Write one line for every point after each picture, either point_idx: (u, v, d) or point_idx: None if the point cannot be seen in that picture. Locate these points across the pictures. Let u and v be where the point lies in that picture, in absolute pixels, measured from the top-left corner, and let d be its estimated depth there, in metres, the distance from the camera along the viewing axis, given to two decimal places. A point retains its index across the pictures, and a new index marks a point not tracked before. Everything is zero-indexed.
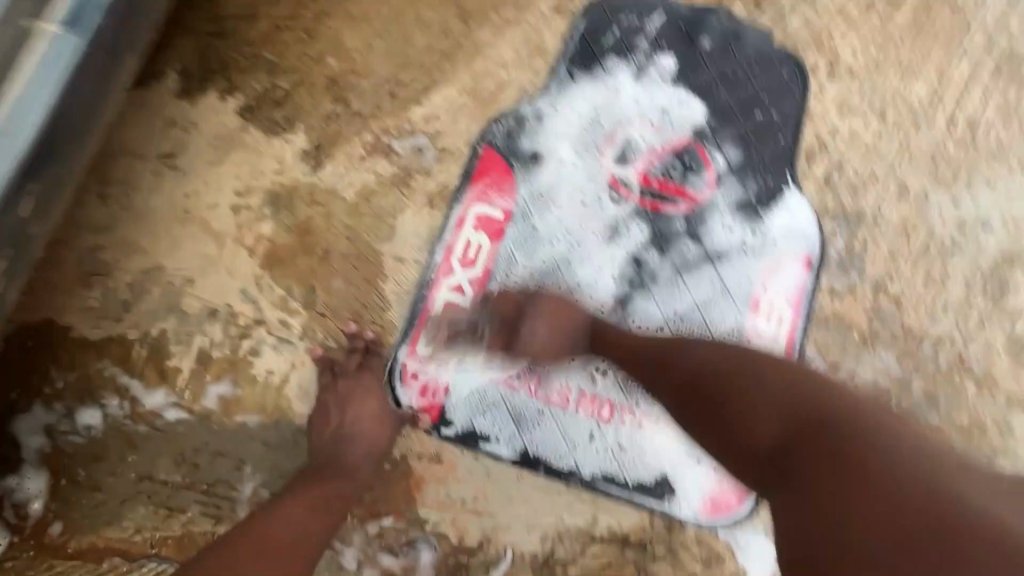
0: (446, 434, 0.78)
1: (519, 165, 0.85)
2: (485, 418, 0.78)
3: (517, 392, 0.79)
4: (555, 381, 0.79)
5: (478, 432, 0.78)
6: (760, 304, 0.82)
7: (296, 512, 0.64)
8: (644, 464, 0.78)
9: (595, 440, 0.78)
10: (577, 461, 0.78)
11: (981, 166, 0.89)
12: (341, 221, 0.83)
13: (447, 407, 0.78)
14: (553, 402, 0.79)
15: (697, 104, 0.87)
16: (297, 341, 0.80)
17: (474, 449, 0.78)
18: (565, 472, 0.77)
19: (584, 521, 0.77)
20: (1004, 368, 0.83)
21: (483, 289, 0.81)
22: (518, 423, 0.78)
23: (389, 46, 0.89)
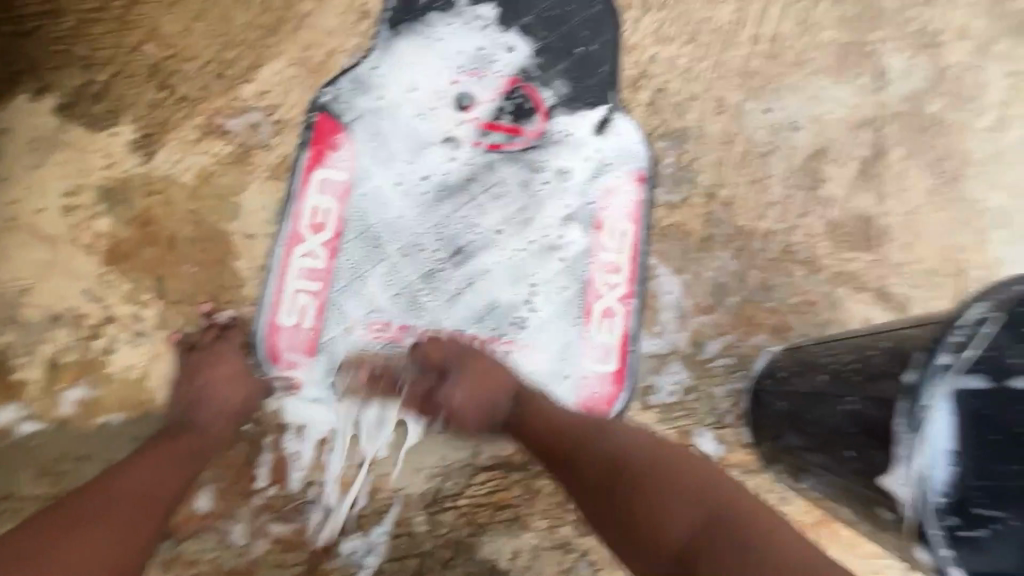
0: (323, 394, 0.79)
1: (355, 125, 0.86)
2: (358, 372, 0.80)
3: (388, 342, 0.81)
4: (424, 325, 0.82)
5: (352, 388, 0.80)
6: (603, 222, 0.88)
7: (142, 476, 0.64)
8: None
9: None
10: None
11: (785, 76, 0.98)
12: (182, 206, 0.82)
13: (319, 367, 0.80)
14: (424, 344, 0.81)
15: (520, 47, 0.92)
16: (153, 332, 0.79)
17: (353, 404, 0.80)
18: None
19: (467, 454, 0.80)
20: (824, 250, 0.92)
21: (336, 249, 0.82)
22: (393, 371, 0.80)
23: (208, 26, 0.88)
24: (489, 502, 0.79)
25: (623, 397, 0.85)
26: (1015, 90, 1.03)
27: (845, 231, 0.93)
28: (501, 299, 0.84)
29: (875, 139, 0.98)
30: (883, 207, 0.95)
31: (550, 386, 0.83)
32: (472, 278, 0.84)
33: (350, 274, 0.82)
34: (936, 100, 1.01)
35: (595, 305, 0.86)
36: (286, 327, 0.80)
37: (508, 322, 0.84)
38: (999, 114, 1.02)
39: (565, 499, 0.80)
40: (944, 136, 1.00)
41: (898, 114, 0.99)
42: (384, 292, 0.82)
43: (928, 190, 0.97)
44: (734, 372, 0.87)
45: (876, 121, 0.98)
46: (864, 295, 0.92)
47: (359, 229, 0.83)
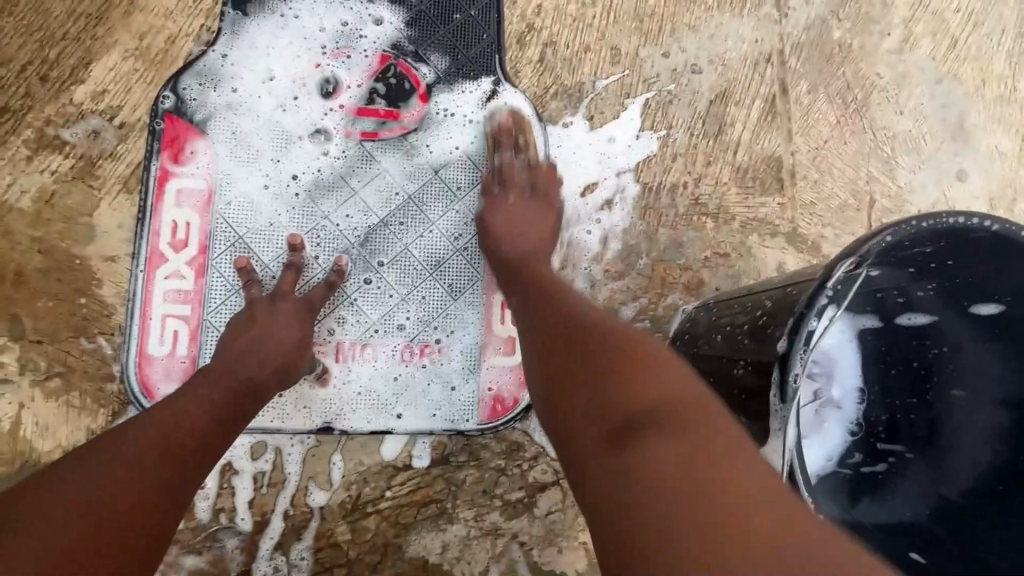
0: None
1: (209, 125, 0.78)
2: None
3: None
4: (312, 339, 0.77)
5: None
6: None
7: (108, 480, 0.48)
8: (420, 391, 0.79)
9: (368, 385, 0.78)
10: (353, 408, 0.78)
11: (682, 13, 0.92)
12: (25, 235, 0.73)
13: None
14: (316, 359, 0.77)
15: (389, 19, 0.83)
16: (17, 378, 0.72)
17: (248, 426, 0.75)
18: (348, 420, 0.77)
19: (383, 457, 0.78)
20: (734, 198, 0.89)
21: (204, 266, 0.76)
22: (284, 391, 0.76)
23: (19, 21, 0.76)
24: (411, 501, 0.77)
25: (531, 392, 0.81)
26: (921, 5, 0.99)
27: (753, 176, 0.90)
28: (394, 303, 0.80)
29: (779, 74, 0.93)
30: (791, 145, 0.92)
31: (454, 387, 0.80)
32: (358, 282, 0.79)
33: (222, 292, 0.76)
34: (841, 25, 0.96)
35: (495, 297, 0.82)
36: (158, 357, 0.74)
37: (403, 327, 0.79)
38: (905, 34, 0.98)
39: (489, 487, 0.79)
40: (850, 62, 0.96)
41: (802, 43, 0.95)
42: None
43: (835, 122, 0.94)
44: (650, 336, 0.85)
45: (779, 54, 0.94)
46: (776, 240, 0.90)
47: (227, 243, 0.77)
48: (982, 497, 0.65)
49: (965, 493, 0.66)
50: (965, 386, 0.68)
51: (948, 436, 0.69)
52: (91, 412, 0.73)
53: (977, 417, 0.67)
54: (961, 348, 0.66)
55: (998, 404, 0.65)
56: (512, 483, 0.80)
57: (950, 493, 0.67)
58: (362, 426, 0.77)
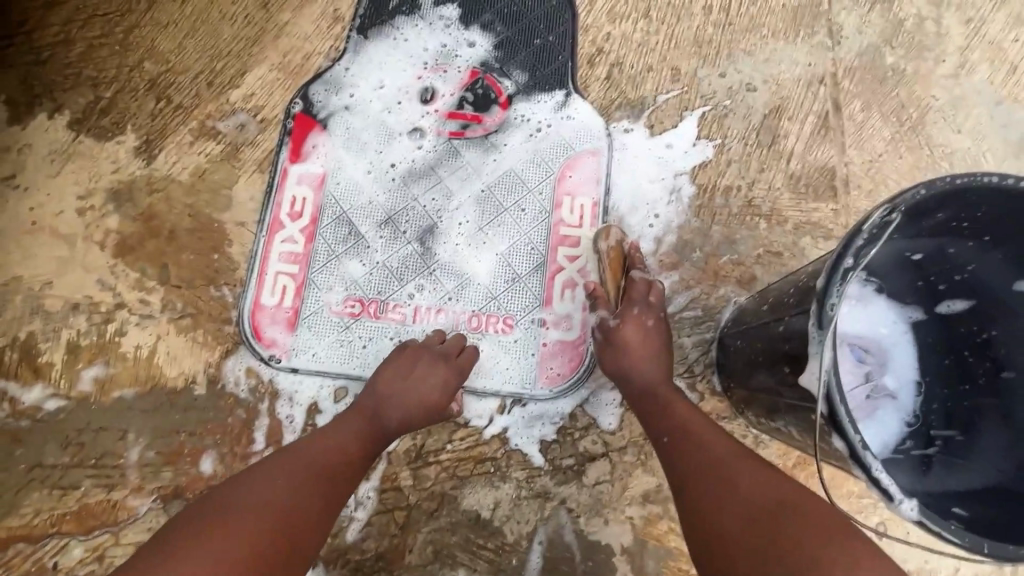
0: (299, 368, 0.86)
1: (327, 122, 0.95)
2: (338, 347, 0.87)
3: (360, 318, 0.88)
4: (394, 302, 0.89)
5: (324, 364, 0.86)
6: (563, 199, 0.93)
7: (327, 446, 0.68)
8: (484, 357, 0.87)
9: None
10: None
11: (738, 41, 1.02)
12: (181, 201, 0.91)
13: (299, 343, 0.87)
14: (395, 319, 0.88)
15: (480, 43, 0.98)
16: (158, 314, 0.87)
17: (332, 375, 0.86)
18: None
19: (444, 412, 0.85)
20: (787, 202, 0.95)
21: (313, 234, 0.90)
22: (370, 344, 0.87)
23: (199, 42, 0.97)
24: (469, 456, 0.84)
25: (586, 364, 0.87)
26: (976, 34, 1.04)
27: (806, 183, 0.96)
28: (467, 275, 0.90)
29: (832, 93, 1.00)
30: (844, 156, 0.97)
31: (516, 358, 0.87)
32: (439, 255, 0.90)
33: (326, 258, 0.89)
34: (893, 52, 1.03)
35: (557, 278, 0.90)
36: (269, 304, 0.88)
37: (474, 297, 0.89)
38: (961, 60, 1.03)
39: (541, 451, 0.84)
40: (904, 85, 1.01)
41: (855, 67, 1.02)
42: (363, 273, 0.89)
43: (890, 138, 0.99)
44: (702, 324, 0.90)
45: (833, 76, 1.01)
46: (829, 243, 0.93)
47: (333, 216, 0.91)
48: None
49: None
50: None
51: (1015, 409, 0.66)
52: (211, 347, 0.86)
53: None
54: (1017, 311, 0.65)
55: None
56: (562, 450, 0.84)
57: None
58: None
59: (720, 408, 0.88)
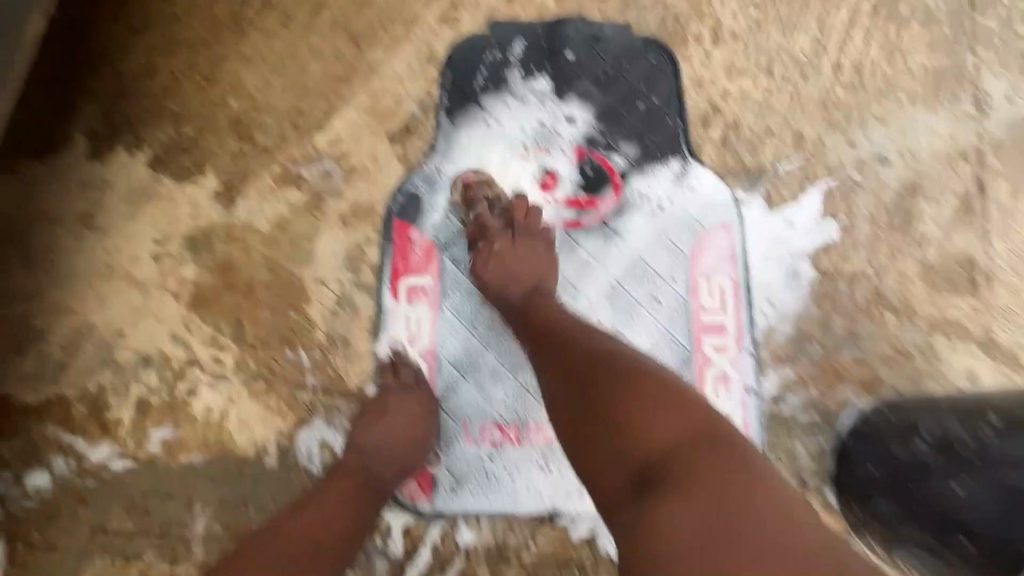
0: (442, 507, 0.78)
1: (427, 224, 0.87)
2: (479, 476, 0.79)
3: (501, 447, 0.80)
4: (535, 421, 0.80)
5: (468, 497, 0.78)
6: (700, 286, 0.85)
7: (317, 513, 0.70)
8: None
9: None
10: (569, 488, 0.78)
11: (871, 106, 0.92)
12: (259, 253, 0.86)
13: (440, 489, 0.79)
14: (539, 443, 0.79)
15: (581, 112, 0.90)
16: (231, 374, 0.82)
17: (473, 504, 0.78)
18: (562, 500, 0.78)
19: (544, 516, 0.77)
20: (921, 296, 0.84)
21: (435, 347, 0.83)
22: (516, 475, 0.79)
23: (286, 79, 0.91)
24: (554, 560, 0.76)
25: None
26: None
27: (944, 274, 0.85)
28: None
29: (976, 172, 0.89)
30: (988, 247, 0.86)
31: None
32: None
33: (451, 367, 0.82)
34: None
35: (707, 372, 0.82)
36: (401, 499, 0.78)
37: None
38: None
39: None
40: None
41: (1003, 143, 0.90)
42: (491, 395, 0.81)
43: None
44: (817, 429, 0.81)
45: (977, 151, 0.90)
46: (968, 346, 0.83)
47: (455, 324, 0.84)
48: None
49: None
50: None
51: None
52: (284, 415, 0.81)
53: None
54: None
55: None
56: None
57: None
58: (579, 501, 0.78)
59: (835, 527, 0.78)
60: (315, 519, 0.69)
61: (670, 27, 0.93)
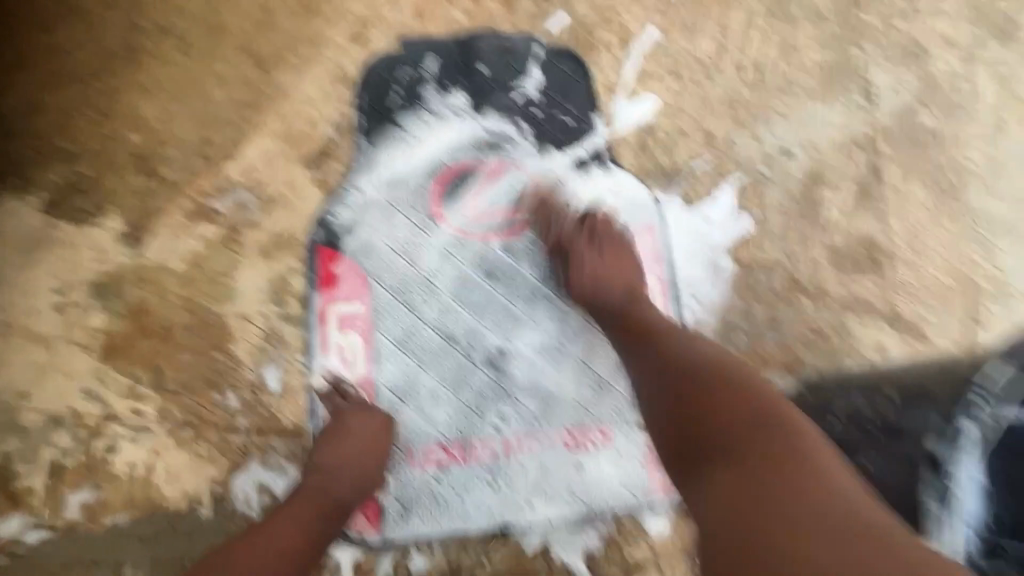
0: (391, 536, 0.77)
1: (352, 249, 0.85)
2: (427, 499, 0.78)
3: (447, 467, 0.79)
4: (480, 438, 0.80)
5: (418, 522, 0.77)
6: None
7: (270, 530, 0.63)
8: (581, 482, 0.80)
9: (538, 475, 0.80)
10: (518, 501, 0.79)
11: (772, 102, 0.97)
12: (175, 294, 0.81)
13: (388, 518, 0.77)
14: (485, 458, 0.80)
15: (501, 125, 0.91)
16: (155, 426, 0.78)
17: (423, 528, 0.77)
18: (512, 514, 0.78)
19: (495, 532, 0.78)
20: (831, 278, 0.90)
21: (371, 373, 0.81)
22: (465, 494, 0.79)
23: (190, 108, 0.87)
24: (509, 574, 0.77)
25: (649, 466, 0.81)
26: (1009, 94, 1.01)
27: (850, 256, 0.91)
28: (551, 393, 0.82)
29: (871, 159, 0.96)
30: (886, 227, 0.93)
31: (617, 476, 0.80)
32: (517, 374, 0.82)
33: (390, 393, 0.81)
34: (929, 113, 0.99)
35: None
36: (349, 535, 0.76)
37: (561, 416, 0.82)
38: (995, 121, 1.00)
39: (587, 563, 0.78)
40: (941, 149, 0.98)
41: (892, 130, 0.98)
42: (433, 417, 0.80)
43: (931, 205, 0.95)
44: None
45: (869, 138, 0.97)
46: (876, 321, 0.89)
47: (390, 348, 0.82)
48: None
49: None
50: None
51: None
52: (216, 462, 0.77)
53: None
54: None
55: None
56: (609, 562, 0.78)
57: None
58: (529, 512, 0.78)
59: None
60: (269, 535, 0.62)
61: (580, 36, 0.95)
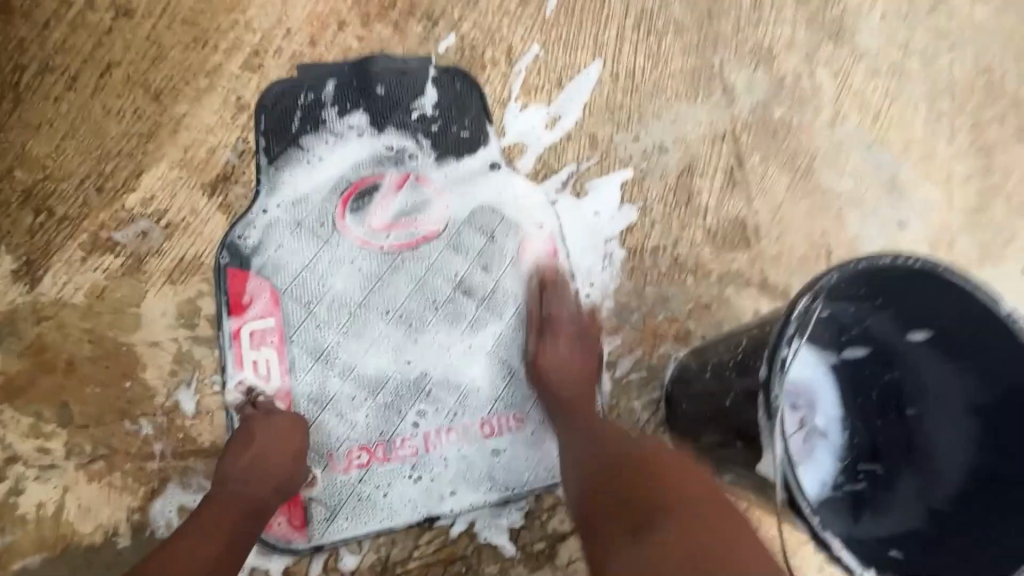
0: (321, 539, 0.79)
1: (260, 268, 0.87)
2: (353, 500, 0.81)
3: (370, 466, 0.82)
4: (400, 436, 0.84)
5: (346, 522, 0.80)
6: (533, 282, 0.94)
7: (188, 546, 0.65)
8: (502, 466, 0.85)
9: (458, 465, 0.84)
10: (443, 490, 0.83)
11: (646, 104, 1.08)
12: (77, 327, 0.81)
13: (317, 523, 0.80)
14: (407, 454, 0.84)
15: (401, 142, 0.97)
16: (63, 462, 0.76)
17: (351, 528, 0.80)
18: (438, 503, 0.83)
19: (423, 522, 0.82)
20: (709, 256, 1.01)
21: (289, 386, 0.84)
22: (390, 490, 0.82)
23: (81, 143, 0.88)
24: (439, 560, 0.81)
25: None
26: (844, 86, 1.18)
27: (723, 236, 1.03)
28: (466, 386, 0.88)
29: (734, 149, 1.09)
30: (751, 208, 1.06)
31: (534, 457, 0.86)
32: (432, 371, 0.87)
33: (309, 403, 0.83)
34: (780, 106, 1.14)
35: None
36: (278, 543, 0.78)
37: (477, 407, 0.87)
38: (834, 109, 1.16)
39: (511, 540, 0.83)
40: (792, 136, 1.12)
41: (750, 123, 1.11)
42: (353, 421, 0.84)
43: (787, 186, 1.09)
44: (648, 383, 0.94)
45: (731, 130, 1.10)
46: (750, 290, 1.01)
47: (306, 359, 0.85)
48: (970, 500, 0.69)
49: (957, 491, 0.70)
50: (933, 397, 0.74)
51: (921, 447, 0.75)
52: (133, 490, 0.77)
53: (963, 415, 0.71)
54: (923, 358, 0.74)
55: (976, 385, 0.69)
56: (533, 535, 0.84)
57: (941, 501, 0.71)
58: (452, 499, 0.83)
59: None
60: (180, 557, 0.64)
61: (467, 54, 1.03)
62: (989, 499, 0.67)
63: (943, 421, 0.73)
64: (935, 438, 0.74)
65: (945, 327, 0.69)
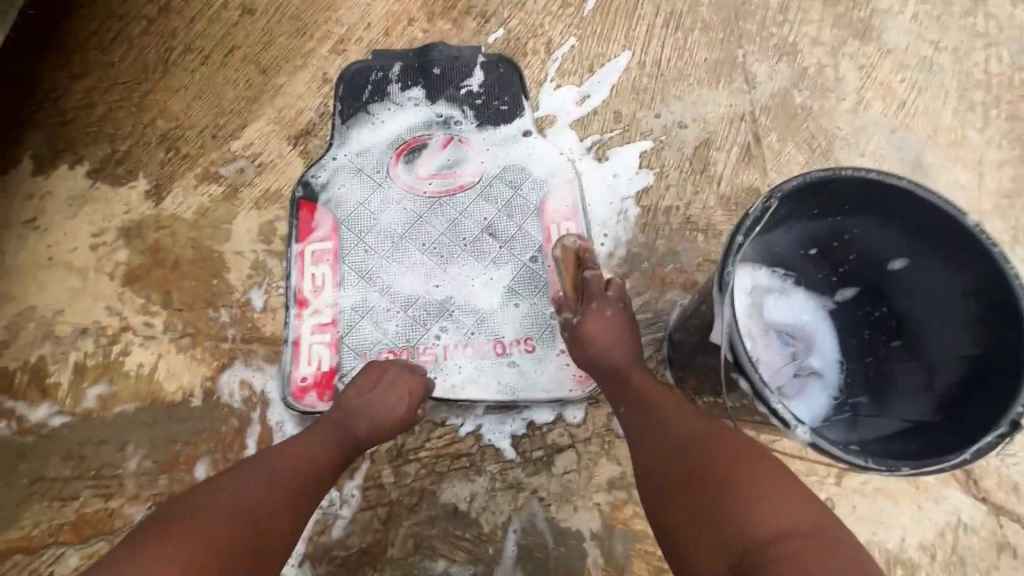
0: None
1: (325, 202, 1.06)
2: None
3: None
4: (423, 345, 0.97)
5: None
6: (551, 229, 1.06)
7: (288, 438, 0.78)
8: (508, 381, 0.95)
9: (470, 375, 0.95)
10: (455, 395, 0.94)
11: (671, 88, 1.20)
12: (184, 235, 1.02)
13: None
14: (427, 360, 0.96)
15: (449, 110, 1.14)
16: (160, 335, 0.96)
17: None
18: (450, 405, 0.94)
19: (435, 419, 0.93)
20: (720, 218, 1.09)
21: (337, 295, 0.99)
22: None
23: (206, 102, 1.13)
24: (447, 453, 0.91)
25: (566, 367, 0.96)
26: (869, 77, 1.23)
27: (736, 202, 1.10)
28: (484, 310, 0.99)
29: (752, 128, 1.17)
30: (766, 179, 1.13)
31: (537, 377, 0.95)
32: (456, 294, 1.00)
33: (352, 311, 0.99)
34: (801, 93, 1.21)
35: None
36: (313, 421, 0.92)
37: (491, 328, 0.98)
38: (857, 97, 1.22)
39: (512, 445, 0.92)
40: (812, 120, 1.19)
41: (769, 106, 1.20)
42: (386, 328, 0.98)
43: (804, 162, 1.15)
44: (652, 324, 1.02)
45: (750, 112, 1.19)
46: None
47: (353, 275, 1.01)
48: (957, 400, 0.69)
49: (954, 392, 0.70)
50: (922, 306, 0.76)
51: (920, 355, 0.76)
52: (208, 363, 0.95)
53: (958, 321, 0.71)
54: (910, 280, 0.77)
55: (964, 298, 0.70)
56: (532, 443, 0.92)
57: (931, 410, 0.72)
58: (461, 403, 0.94)
59: None
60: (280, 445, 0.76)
61: (512, 44, 1.21)
62: (975, 405, 0.67)
63: (933, 331, 0.75)
64: (932, 356, 0.75)
65: (915, 247, 0.74)
